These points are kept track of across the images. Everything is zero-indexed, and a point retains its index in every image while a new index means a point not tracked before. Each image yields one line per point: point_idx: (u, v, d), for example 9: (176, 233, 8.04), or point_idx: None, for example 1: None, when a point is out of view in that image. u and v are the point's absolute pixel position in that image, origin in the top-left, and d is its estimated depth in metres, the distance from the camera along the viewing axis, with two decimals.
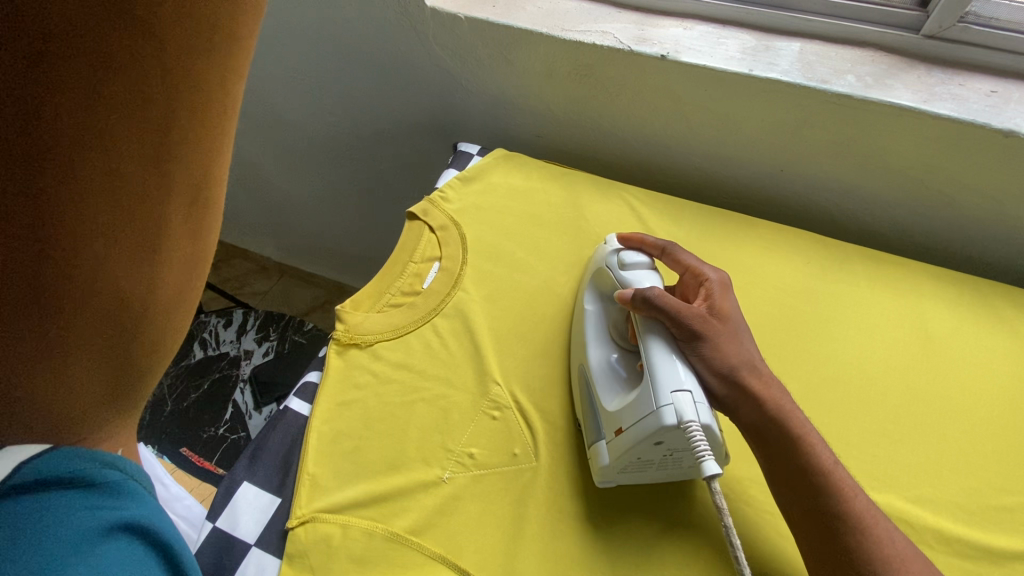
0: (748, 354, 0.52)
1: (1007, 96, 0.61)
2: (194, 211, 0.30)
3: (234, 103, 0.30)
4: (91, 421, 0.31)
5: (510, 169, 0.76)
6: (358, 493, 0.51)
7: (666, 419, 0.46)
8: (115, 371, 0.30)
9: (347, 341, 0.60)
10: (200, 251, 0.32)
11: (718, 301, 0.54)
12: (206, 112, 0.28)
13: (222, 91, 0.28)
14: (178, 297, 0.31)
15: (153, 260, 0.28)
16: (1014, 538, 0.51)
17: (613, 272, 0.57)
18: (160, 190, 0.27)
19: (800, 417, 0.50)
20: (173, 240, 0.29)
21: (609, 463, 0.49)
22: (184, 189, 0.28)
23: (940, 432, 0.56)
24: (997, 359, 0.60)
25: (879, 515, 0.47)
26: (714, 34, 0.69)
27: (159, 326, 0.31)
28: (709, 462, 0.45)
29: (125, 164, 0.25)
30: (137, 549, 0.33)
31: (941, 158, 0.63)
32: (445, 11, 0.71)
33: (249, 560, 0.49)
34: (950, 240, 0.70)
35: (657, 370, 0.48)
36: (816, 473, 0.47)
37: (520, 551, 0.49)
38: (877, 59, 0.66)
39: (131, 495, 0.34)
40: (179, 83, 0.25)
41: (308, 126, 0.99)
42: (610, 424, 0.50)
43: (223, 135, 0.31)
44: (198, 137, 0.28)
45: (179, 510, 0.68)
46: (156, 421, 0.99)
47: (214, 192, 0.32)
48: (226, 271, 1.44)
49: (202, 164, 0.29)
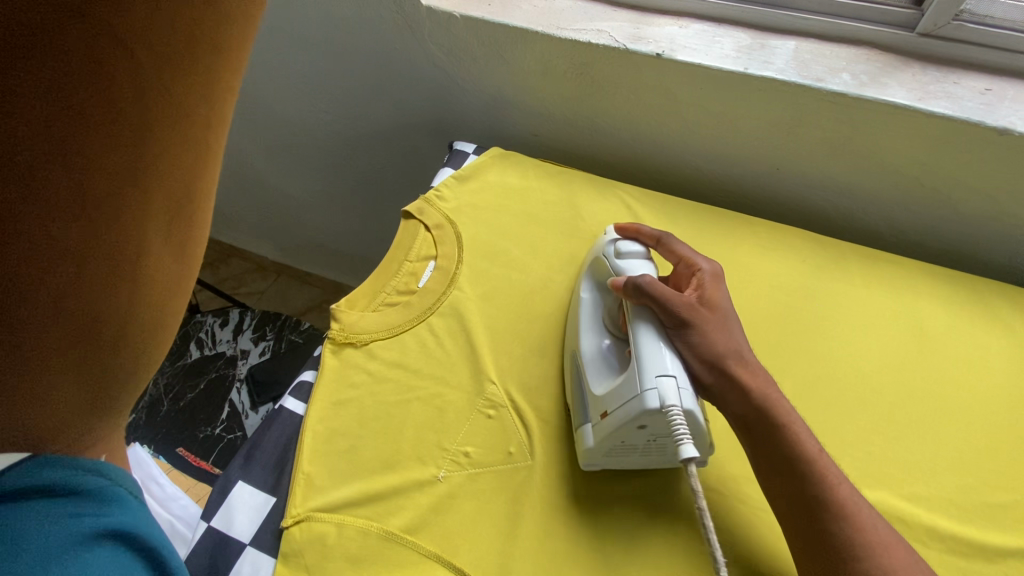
0: (736, 344, 0.51)
1: (1003, 94, 0.62)
2: (176, 227, 0.29)
3: (218, 120, 0.30)
4: (75, 438, 0.30)
5: (506, 168, 0.76)
6: (353, 492, 0.51)
7: (648, 402, 0.46)
8: (95, 394, 0.29)
9: (342, 340, 0.60)
10: (185, 269, 0.31)
11: (709, 291, 0.54)
12: (186, 129, 0.27)
13: (204, 107, 0.28)
14: (161, 315, 0.30)
15: (133, 278, 0.27)
16: (1008, 536, 0.51)
17: (609, 260, 0.58)
18: (139, 207, 0.26)
19: (787, 406, 0.50)
20: (153, 259, 0.28)
21: (593, 445, 0.50)
22: (164, 206, 0.28)
23: (935, 430, 0.56)
24: (992, 357, 0.61)
25: (862, 504, 0.47)
26: (710, 33, 0.69)
27: (140, 346, 0.30)
28: (687, 446, 0.45)
29: (99, 181, 0.24)
30: (126, 557, 0.33)
31: (936, 157, 0.63)
32: (441, 10, 0.71)
33: (244, 560, 0.49)
34: (946, 238, 0.71)
35: (644, 354, 0.48)
36: (801, 461, 0.47)
37: (514, 549, 0.49)
38: (872, 58, 0.66)
39: (116, 501, 0.33)
40: (157, 98, 0.25)
41: (304, 126, 0.99)
42: (595, 406, 0.51)
43: (208, 155, 0.30)
44: (178, 153, 0.27)
45: (174, 510, 0.68)
46: (152, 421, 0.99)
47: (198, 209, 0.31)
48: (223, 271, 1.43)
49: (184, 181, 0.29)
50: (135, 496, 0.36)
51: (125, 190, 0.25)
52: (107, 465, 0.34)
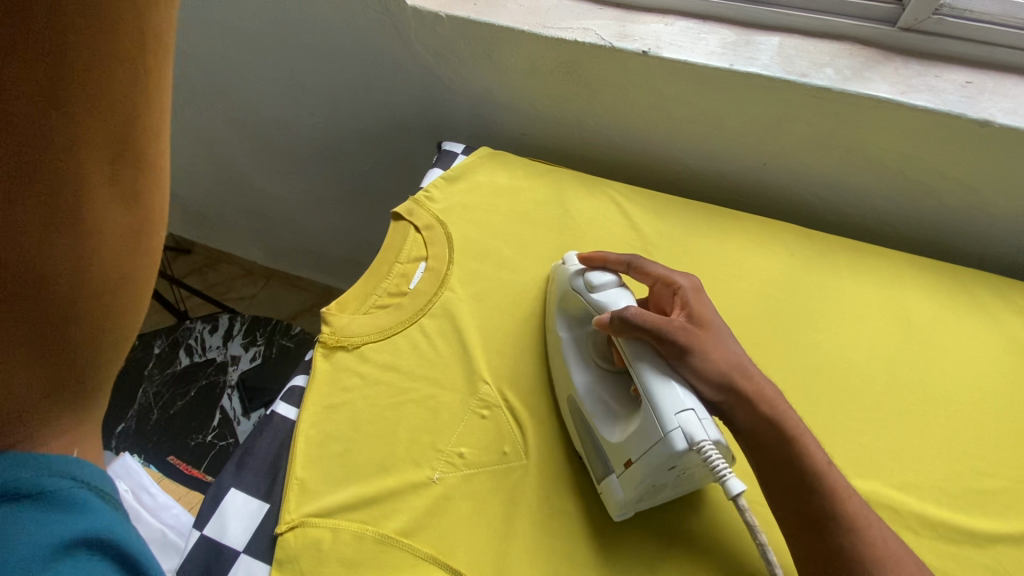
0: (737, 357, 0.52)
1: (983, 86, 0.62)
2: (122, 168, 0.27)
3: (161, 50, 0.28)
4: (38, 403, 0.30)
5: (496, 167, 0.75)
6: (347, 496, 0.51)
7: (677, 444, 0.45)
8: (57, 357, 0.29)
9: (334, 344, 0.59)
10: (142, 220, 0.30)
11: (695, 307, 0.54)
12: (118, 54, 0.25)
13: (137, 50, 0.26)
14: (122, 274, 0.30)
15: (76, 233, 0.26)
16: (995, 521, 0.52)
17: (583, 296, 0.56)
18: (66, 140, 0.25)
19: (795, 418, 0.50)
20: (97, 214, 0.27)
21: (626, 496, 0.48)
22: (103, 139, 0.26)
23: (922, 418, 0.57)
24: (978, 346, 0.61)
25: (872, 515, 0.48)
26: (695, 30, 0.69)
27: (96, 301, 0.29)
28: (732, 481, 0.45)
29: (14, 106, 0.23)
30: (100, 567, 0.32)
31: (918, 149, 0.64)
32: (426, 10, 0.71)
33: (239, 567, 0.48)
34: (930, 229, 0.71)
35: (656, 395, 0.47)
36: (812, 475, 0.48)
37: (510, 548, 0.49)
38: (855, 53, 0.66)
39: (81, 507, 0.32)
40: (77, 38, 0.24)
41: (290, 128, 0.98)
42: (617, 456, 0.49)
43: (156, 103, 0.29)
44: (113, 79, 0.25)
45: (166, 520, 0.67)
46: (143, 431, 0.98)
47: (152, 167, 0.29)
48: (212, 276, 1.43)
49: (130, 130, 0.27)
50: (111, 503, 0.35)
51: (45, 116, 0.24)
52: (78, 462, 0.33)
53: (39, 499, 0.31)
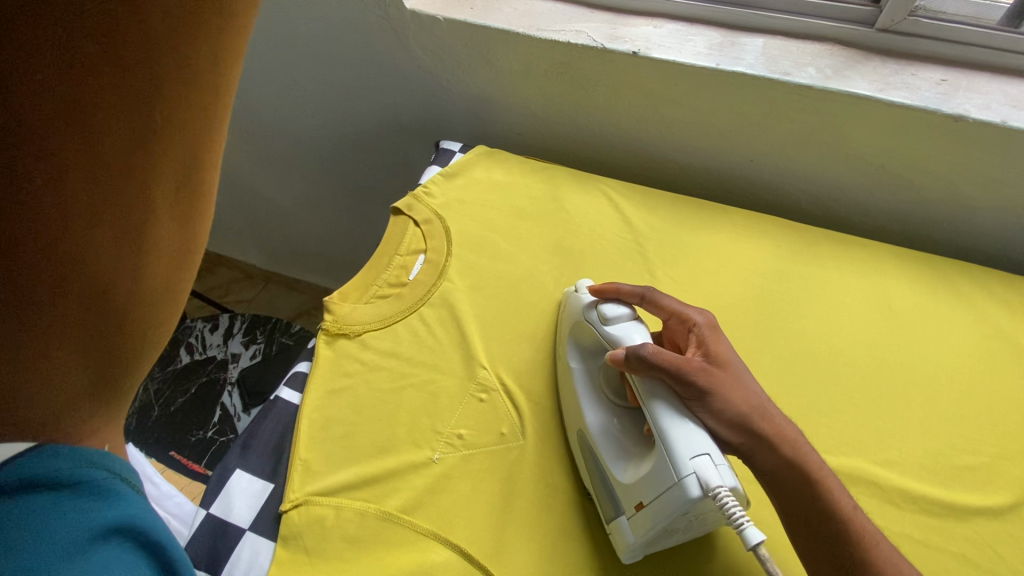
0: (756, 398, 0.50)
1: (957, 84, 0.65)
2: (180, 197, 0.29)
3: (224, 94, 0.30)
4: (70, 415, 0.30)
5: (492, 164, 0.78)
6: (350, 475, 0.53)
7: (690, 491, 0.43)
8: (104, 364, 0.30)
9: (336, 332, 0.61)
10: (187, 239, 0.31)
11: (712, 346, 0.53)
12: (194, 94, 0.27)
13: (207, 89, 0.28)
14: (170, 288, 0.31)
15: (139, 254, 0.28)
16: (974, 496, 0.54)
17: (596, 327, 0.56)
18: (142, 168, 0.26)
19: (817, 461, 0.48)
20: (158, 233, 0.28)
21: (636, 539, 0.47)
22: (169, 170, 0.28)
23: (905, 399, 0.59)
24: (959, 332, 0.63)
25: (899, 561, 0.46)
26: (683, 32, 0.72)
27: (143, 316, 0.30)
28: (749, 529, 0.42)
29: (98, 141, 0.24)
30: (126, 551, 0.32)
31: (897, 143, 0.67)
32: (425, 14, 0.74)
33: (243, 544, 0.50)
34: (910, 221, 0.74)
35: (671, 437, 0.46)
36: (836, 520, 0.46)
37: (509, 524, 0.51)
38: (835, 53, 0.69)
39: (116, 496, 0.32)
40: (167, 75, 0.26)
41: (291, 130, 1.00)
42: (628, 497, 0.48)
43: (213, 133, 0.30)
44: (184, 117, 0.27)
45: (168, 507, 0.68)
46: (144, 428, 0.99)
47: (202, 191, 0.31)
48: (210, 280, 1.44)
49: (192, 157, 0.29)
50: (139, 489, 0.35)
51: (129, 152, 0.25)
52: (111, 456, 0.33)
53: (75, 488, 0.31)
